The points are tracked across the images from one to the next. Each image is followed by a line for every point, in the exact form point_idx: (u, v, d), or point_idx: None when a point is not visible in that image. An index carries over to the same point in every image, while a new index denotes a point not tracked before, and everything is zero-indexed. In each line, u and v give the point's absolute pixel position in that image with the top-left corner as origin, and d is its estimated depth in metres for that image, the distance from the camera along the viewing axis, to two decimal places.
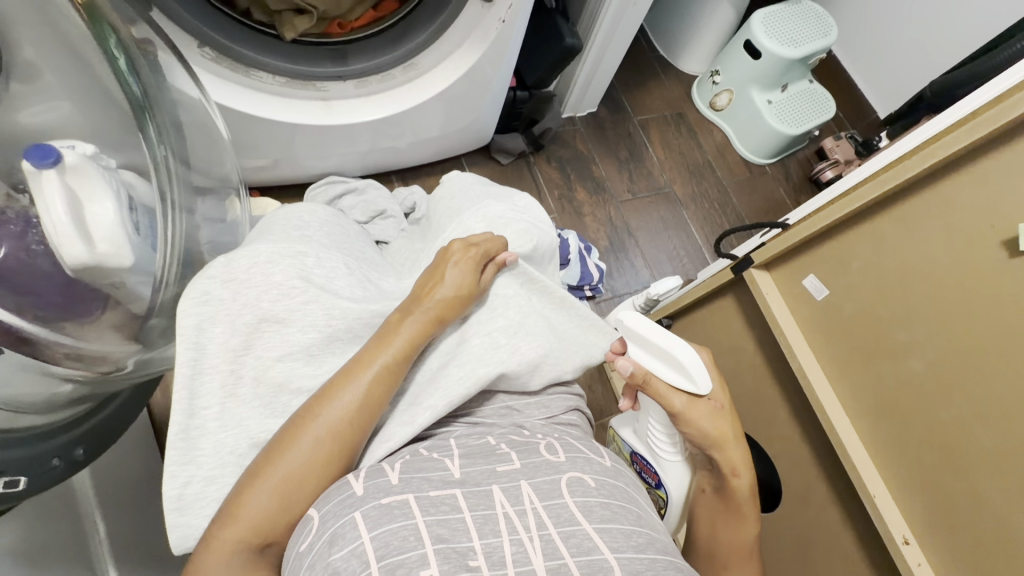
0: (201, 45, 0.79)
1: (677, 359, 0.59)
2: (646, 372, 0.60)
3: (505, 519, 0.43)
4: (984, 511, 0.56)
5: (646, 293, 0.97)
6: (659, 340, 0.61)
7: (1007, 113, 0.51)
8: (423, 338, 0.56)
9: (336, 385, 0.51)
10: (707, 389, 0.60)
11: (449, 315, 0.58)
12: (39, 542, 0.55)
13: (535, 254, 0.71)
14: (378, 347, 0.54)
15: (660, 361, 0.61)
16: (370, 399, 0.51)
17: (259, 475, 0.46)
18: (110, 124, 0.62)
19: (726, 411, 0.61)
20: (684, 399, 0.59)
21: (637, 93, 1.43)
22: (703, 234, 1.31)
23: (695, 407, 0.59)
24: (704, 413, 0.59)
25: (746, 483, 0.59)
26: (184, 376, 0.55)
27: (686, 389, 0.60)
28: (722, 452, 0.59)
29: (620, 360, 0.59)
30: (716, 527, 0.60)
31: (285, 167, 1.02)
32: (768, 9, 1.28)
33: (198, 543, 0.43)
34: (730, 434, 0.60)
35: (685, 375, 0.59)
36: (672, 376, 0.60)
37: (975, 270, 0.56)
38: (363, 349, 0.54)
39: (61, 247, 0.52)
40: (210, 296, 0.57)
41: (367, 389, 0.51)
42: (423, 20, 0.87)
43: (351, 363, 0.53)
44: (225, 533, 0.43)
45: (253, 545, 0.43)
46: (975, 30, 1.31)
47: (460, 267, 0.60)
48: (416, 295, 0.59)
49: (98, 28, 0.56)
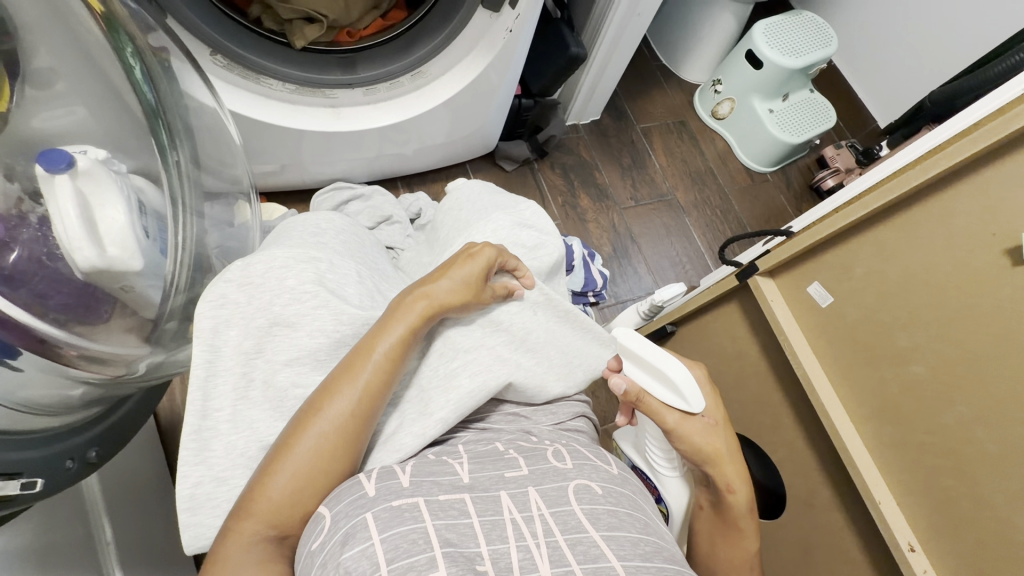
0: (213, 53, 0.80)
1: (669, 377, 0.58)
2: (640, 389, 0.58)
3: (513, 524, 0.43)
4: (990, 516, 0.57)
5: (651, 299, 0.98)
6: (651, 358, 0.59)
7: (1010, 123, 0.52)
8: (421, 325, 0.55)
9: (340, 383, 0.50)
10: (700, 407, 0.58)
11: (452, 306, 0.57)
12: (49, 542, 0.55)
13: (542, 268, 0.71)
14: (378, 335, 0.53)
15: (652, 379, 0.60)
16: (370, 388, 0.51)
17: (273, 467, 0.46)
18: (125, 131, 0.63)
19: (719, 428, 0.60)
20: (677, 418, 0.58)
21: (639, 101, 1.44)
22: (706, 241, 1.32)
23: (688, 424, 0.58)
24: (698, 431, 0.58)
25: (743, 498, 0.59)
26: (198, 377, 0.56)
27: (678, 406, 0.59)
28: (717, 469, 0.59)
29: (614, 377, 0.58)
30: (716, 542, 0.61)
31: (292, 172, 1.03)
32: (769, 20, 1.30)
33: (217, 537, 0.44)
34: (723, 450, 0.59)
35: (677, 394, 0.58)
36: (665, 394, 0.59)
37: (978, 277, 0.57)
38: (366, 339, 0.53)
39: (73, 252, 0.53)
40: (227, 299, 0.58)
41: (370, 380, 0.51)
42: (432, 29, 0.88)
43: (350, 357, 0.52)
44: (242, 524, 0.44)
45: (271, 536, 0.44)
46: (973, 41, 1.33)
47: (474, 261, 0.60)
48: (421, 285, 0.58)
49: (116, 37, 0.57)
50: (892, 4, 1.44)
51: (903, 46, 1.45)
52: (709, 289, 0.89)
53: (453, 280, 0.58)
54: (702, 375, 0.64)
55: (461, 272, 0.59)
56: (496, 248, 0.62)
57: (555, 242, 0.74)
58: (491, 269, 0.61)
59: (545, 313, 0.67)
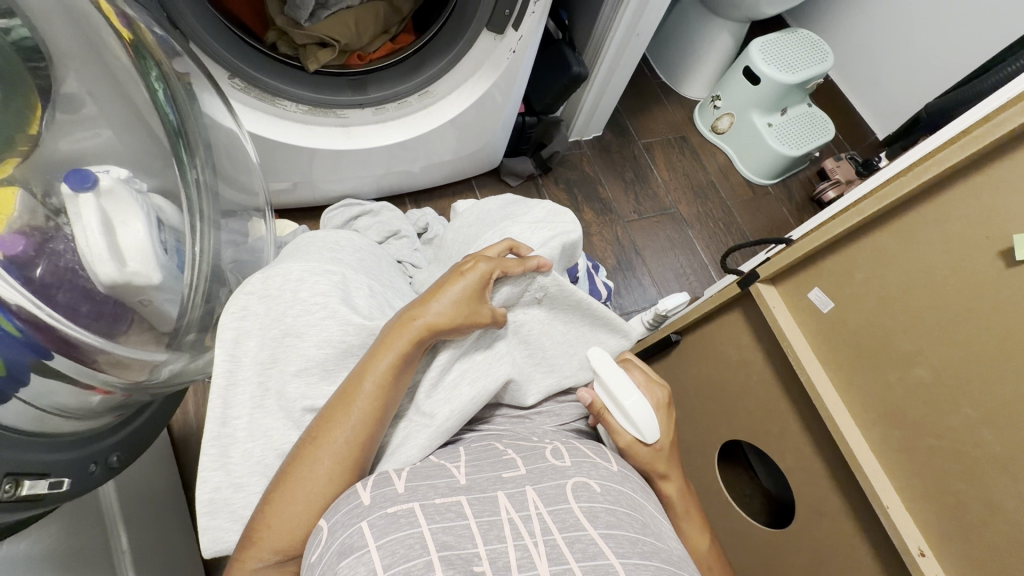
0: (232, 76, 0.84)
1: (627, 408, 0.59)
2: (603, 409, 0.61)
3: (510, 524, 0.45)
4: (995, 514, 0.58)
5: (655, 309, 1.04)
6: (618, 385, 0.60)
7: (996, 129, 0.54)
8: (411, 351, 0.55)
9: (335, 413, 0.52)
10: (652, 437, 0.59)
11: (441, 328, 0.56)
12: (68, 548, 0.56)
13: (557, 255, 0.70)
14: (374, 358, 0.54)
15: (615, 401, 0.61)
16: (364, 416, 0.52)
17: (276, 495, 0.49)
18: (150, 151, 0.66)
19: (663, 451, 0.61)
20: (626, 440, 0.60)
21: (640, 117, 1.47)
22: (709, 252, 1.33)
23: (635, 449, 0.59)
24: (644, 456, 0.59)
25: (672, 491, 0.61)
26: (219, 386, 0.58)
27: (633, 433, 0.59)
28: (660, 486, 0.61)
29: (582, 390, 0.61)
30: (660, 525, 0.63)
31: (303, 190, 1.06)
32: (767, 38, 1.33)
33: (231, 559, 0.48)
34: (662, 462, 0.60)
35: (632, 422, 0.59)
36: (623, 418, 0.60)
37: (973, 278, 0.59)
38: (361, 364, 0.54)
39: (95, 267, 0.55)
40: (248, 311, 0.60)
41: (364, 406, 0.52)
42: (438, 52, 0.91)
43: (347, 385, 0.54)
44: (251, 547, 0.47)
45: (275, 559, 0.47)
46: (969, 54, 1.35)
47: (464, 279, 0.58)
48: (413, 307, 0.57)
49: (143, 63, 0.62)
50: (887, 18, 1.47)
51: (900, 59, 1.48)
52: (710, 297, 0.89)
53: (449, 301, 0.57)
54: (663, 397, 0.64)
55: (452, 291, 0.57)
56: (489, 259, 0.60)
57: (566, 239, 0.71)
58: (486, 285, 0.59)
59: (559, 307, 0.67)
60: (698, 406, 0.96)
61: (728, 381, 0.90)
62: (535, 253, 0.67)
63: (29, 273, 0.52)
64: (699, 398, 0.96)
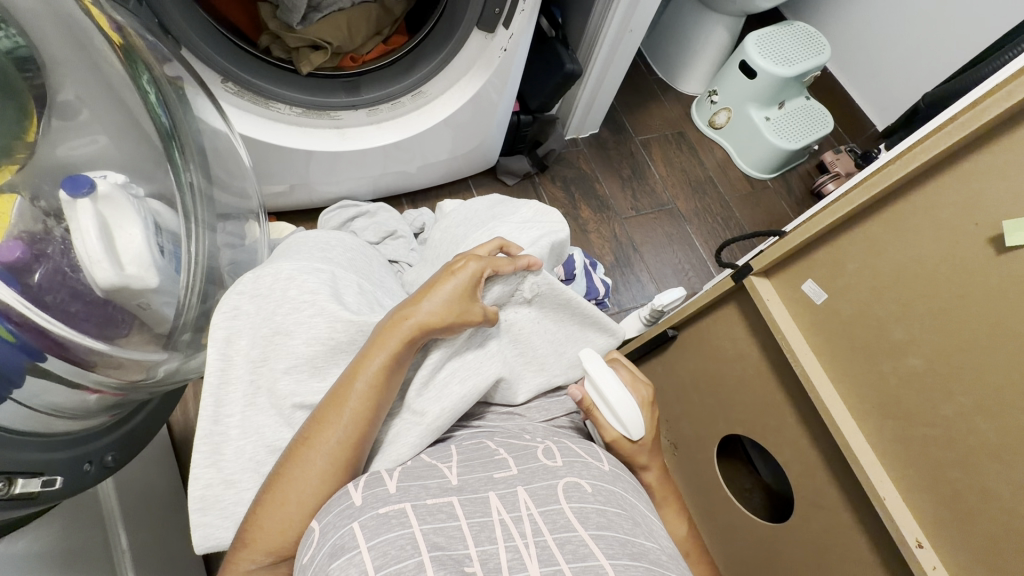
0: (224, 80, 0.84)
1: (617, 408, 0.60)
2: (593, 406, 0.62)
3: (501, 525, 0.45)
4: (993, 504, 0.57)
5: (652, 304, 1.03)
6: (610, 383, 0.61)
7: (984, 114, 0.53)
8: (403, 350, 0.55)
9: (327, 414, 0.52)
10: (638, 434, 0.60)
11: (432, 326, 0.56)
12: (67, 546, 0.57)
13: (544, 253, 0.70)
14: (364, 359, 0.54)
15: (603, 399, 0.61)
16: (356, 417, 0.52)
17: (268, 495, 0.49)
18: (145, 155, 0.67)
19: (646, 446, 0.62)
20: (613, 436, 0.61)
21: (637, 114, 1.47)
22: (708, 247, 1.33)
23: (620, 444, 0.61)
24: (628, 451, 0.62)
25: (654, 478, 0.63)
26: (211, 386, 0.58)
27: (620, 430, 0.61)
28: (641, 475, 0.64)
29: (573, 388, 0.62)
30: None
31: (300, 193, 1.07)
32: (763, 31, 1.32)
33: (228, 556, 0.49)
34: (644, 454, 0.62)
35: (619, 420, 0.60)
36: (612, 416, 0.61)
37: (963, 265, 0.58)
38: (352, 365, 0.55)
39: (93, 271, 0.56)
40: (239, 311, 0.60)
41: (356, 406, 0.53)
42: (430, 52, 0.92)
43: (338, 386, 0.54)
44: (245, 548, 0.48)
45: (267, 560, 0.48)
46: (969, 43, 1.34)
47: (454, 278, 0.58)
48: (405, 306, 0.57)
49: (133, 67, 0.62)
50: (885, 9, 1.46)
51: (899, 50, 1.46)
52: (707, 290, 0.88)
53: (440, 300, 0.57)
54: (648, 396, 0.65)
55: (443, 290, 0.57)
56: (479, 258, 0.60)
57: (555, 239, 0.72)
58: (477, 284, 0.59)
59: (551, 306, 0.67)
60: (694, 401, 0.96)
61: (725, 375, 0.89)
62: (526, 252, 0.66)
63: (26, 278, 0.53)
64: (696, 393, 0.95)
